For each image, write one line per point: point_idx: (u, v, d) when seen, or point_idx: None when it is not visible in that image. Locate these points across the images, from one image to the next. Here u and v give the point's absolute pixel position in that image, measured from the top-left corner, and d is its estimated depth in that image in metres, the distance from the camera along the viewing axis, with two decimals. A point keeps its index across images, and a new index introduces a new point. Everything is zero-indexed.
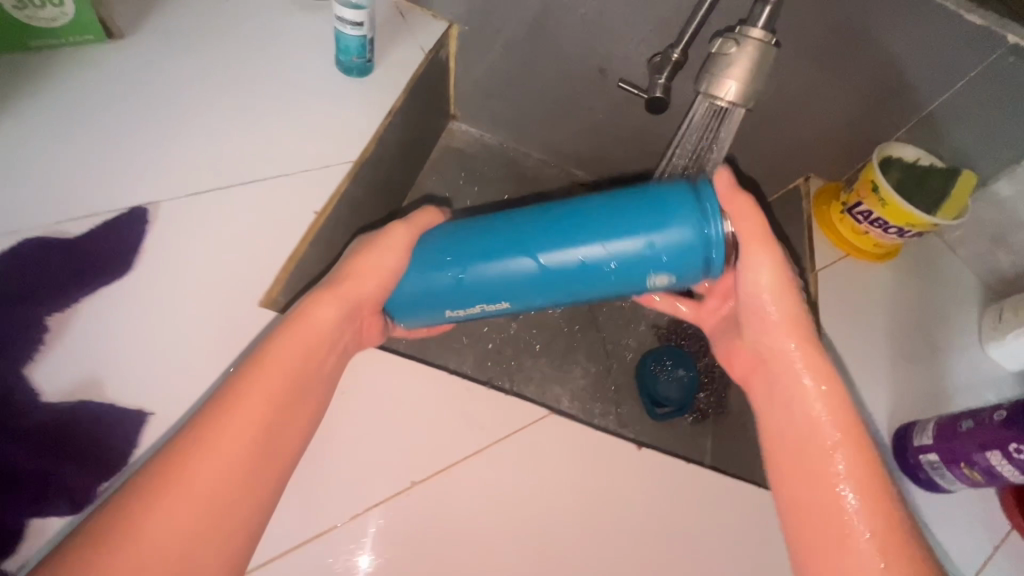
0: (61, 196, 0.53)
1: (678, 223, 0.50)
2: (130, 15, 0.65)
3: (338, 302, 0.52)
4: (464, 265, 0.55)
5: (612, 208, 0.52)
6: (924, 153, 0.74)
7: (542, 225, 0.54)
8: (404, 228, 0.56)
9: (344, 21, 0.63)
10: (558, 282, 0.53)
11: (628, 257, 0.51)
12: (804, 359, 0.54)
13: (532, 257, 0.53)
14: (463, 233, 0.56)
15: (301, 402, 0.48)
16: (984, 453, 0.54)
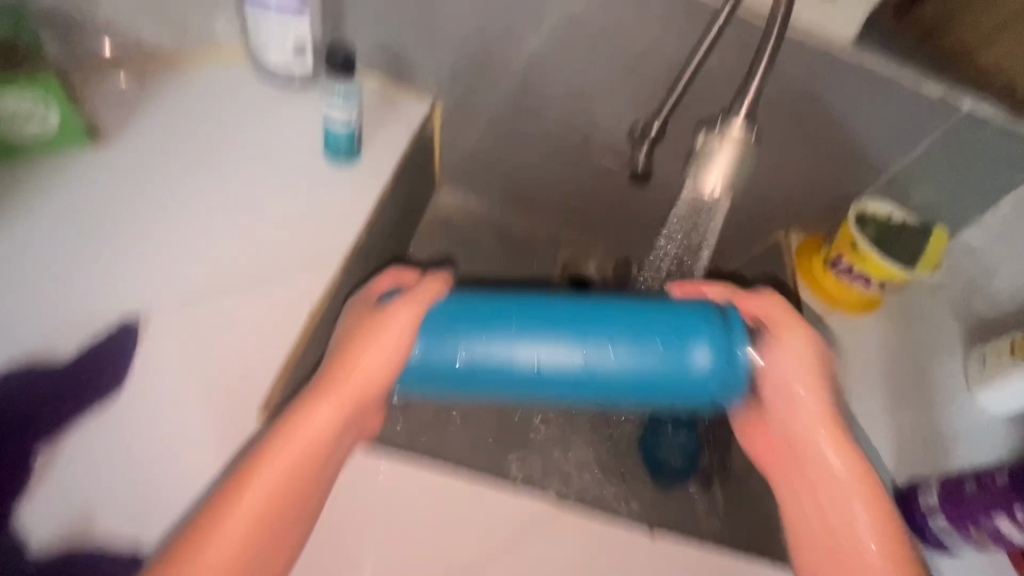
0: (54, 322, 0.54)
1: (705, 342, 0.48)
2: (117, 117, 0.66)
3: (336, 407, 0.50)
4: (473, 346, 0.49)
5: (637, 313, 0.49)
6: (895, 208, 0.77)
7: (562, 317, 0.50)
8: (408, 303, 0.51)
9: (332, 115, 0.64)
10: (576, 385, 0.49)
11: (649, 374, 0.48)
12: (831, 438, 0.53)
13: (550, 354, 0.48)
14: (475, 306, 0.51)
15: (306, 492, 0.49)
16: (992, 517, 0.55)
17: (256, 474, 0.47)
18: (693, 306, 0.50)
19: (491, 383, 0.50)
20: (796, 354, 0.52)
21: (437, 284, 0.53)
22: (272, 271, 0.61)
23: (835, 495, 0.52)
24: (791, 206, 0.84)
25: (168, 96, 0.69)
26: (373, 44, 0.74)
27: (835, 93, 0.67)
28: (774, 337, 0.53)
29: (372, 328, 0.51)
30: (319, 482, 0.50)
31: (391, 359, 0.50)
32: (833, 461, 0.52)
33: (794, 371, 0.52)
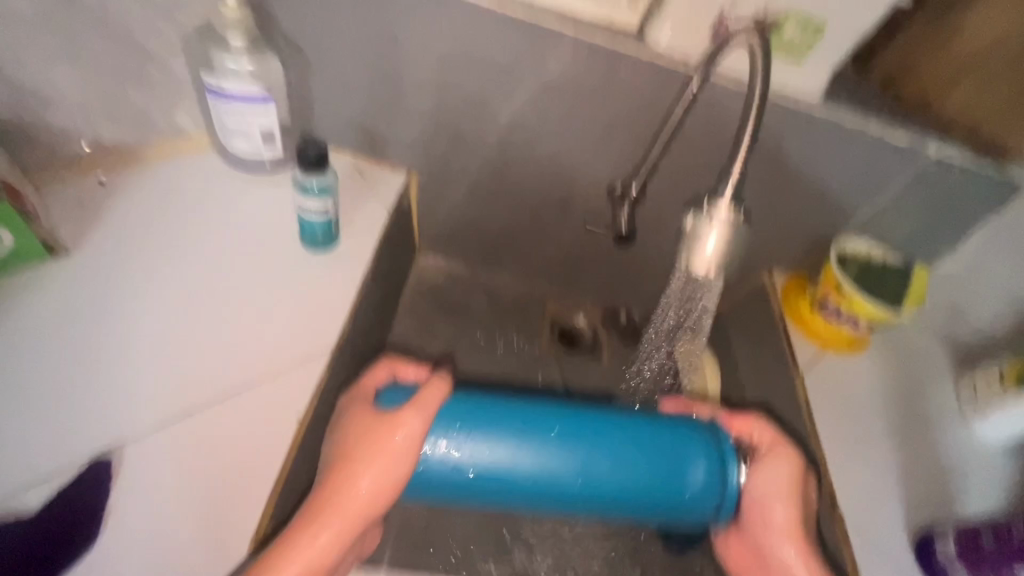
0: (20, 459, 0.50)
1: (702, 461, 0.51)
2: (76, 223, 0.63)
3: (334, 531, 0.47)
4: (504, 449, 0.48)
5: (641, 427, 0.52)
6: (874, 246, 0.79)
7: (567, 432, 0.49)
8: (416, 413, 0.48)
9: (306, 207, 0.62)
10: (577, 498, 0.49)
11: (653, 490, 0.50)
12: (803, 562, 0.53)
13: (570, 465, 0.48)
14: (487, 405, 0.50)
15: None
16: (1012, 569, 0.54)
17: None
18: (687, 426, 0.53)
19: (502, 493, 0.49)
20: (778, 486, 0.54)
21: (440, 387, 0.50)
22: (254, 376, 0.58)
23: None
24: (773, 249, 0.84)
25: (132, 195, 0.66)
26: (345, 124, 0.73)
27: (806, 146, 0.68)
28: (762, 460, 0.55)
29: (369, 444, 0.48)
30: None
31: (393, 475, 0.47)
32: None
33: (775, 488, 0.54)
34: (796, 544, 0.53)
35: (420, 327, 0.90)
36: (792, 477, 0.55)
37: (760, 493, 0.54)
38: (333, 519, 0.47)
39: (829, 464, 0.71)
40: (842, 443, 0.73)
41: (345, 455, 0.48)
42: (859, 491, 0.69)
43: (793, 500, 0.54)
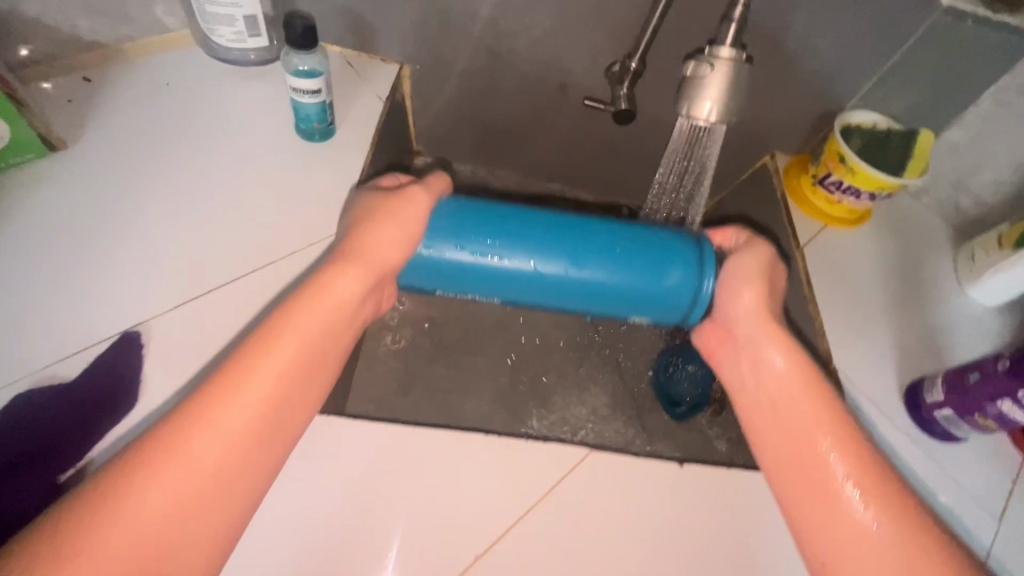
0: (50, 337, 0.52)
1: (679, 268, 0.57)
2: (69, 119, 0.62)
3: (360, 276, 0.49)
4: (486, 248, 0.55)
5: (622, 236, 0.57)
6: (880, 117, 0.77)
7: (555, 234, 0.56)
8: (425, 192, 0.54)
9: (300, 91, 0.61)
10: (548, 291, 0.57)
11: (631, 287, 0.57)
12: (772, 339, 0.52)
13: (553, 262, 0.55)
14: (477, 210, 0.56)
15: (311, 379, 0.46)
16: (994, 403, 0.57)
17: (261, 350, 0.44)
18: (664, 233, 0.58)
19: (489, 288, 0.57)
20: (750, 273, 0.56)
21: (442, 182, 0.58)
22: (263, 261, 0.59)
23: (778, 391, 0.50)
24: (776, 129, 0.83)
25: (122, 92, 0.65)
26: (331, 10, 0.70)
27: (812, 7, 0.65)
28: (740, 253, 0.57)
29: (382, 214, 0.52)
30: (322, 375, 0.47)
31: (404, 243, 0.52)
32: (777, 363, 0.51)
33: (745, 273, 0.55)
34: (766, 323, 0.53)
35: None
36: (764, 269, 0.56)
37: (734, 282, 0.56)
38: (372, 258, 0.50)
39: (826, 329, 0.73)
40: (839, 310, 0.75)
41: (355, 226, 0.53)
42: (855, 352, 0.72)
43: (761, 284, 0.55)
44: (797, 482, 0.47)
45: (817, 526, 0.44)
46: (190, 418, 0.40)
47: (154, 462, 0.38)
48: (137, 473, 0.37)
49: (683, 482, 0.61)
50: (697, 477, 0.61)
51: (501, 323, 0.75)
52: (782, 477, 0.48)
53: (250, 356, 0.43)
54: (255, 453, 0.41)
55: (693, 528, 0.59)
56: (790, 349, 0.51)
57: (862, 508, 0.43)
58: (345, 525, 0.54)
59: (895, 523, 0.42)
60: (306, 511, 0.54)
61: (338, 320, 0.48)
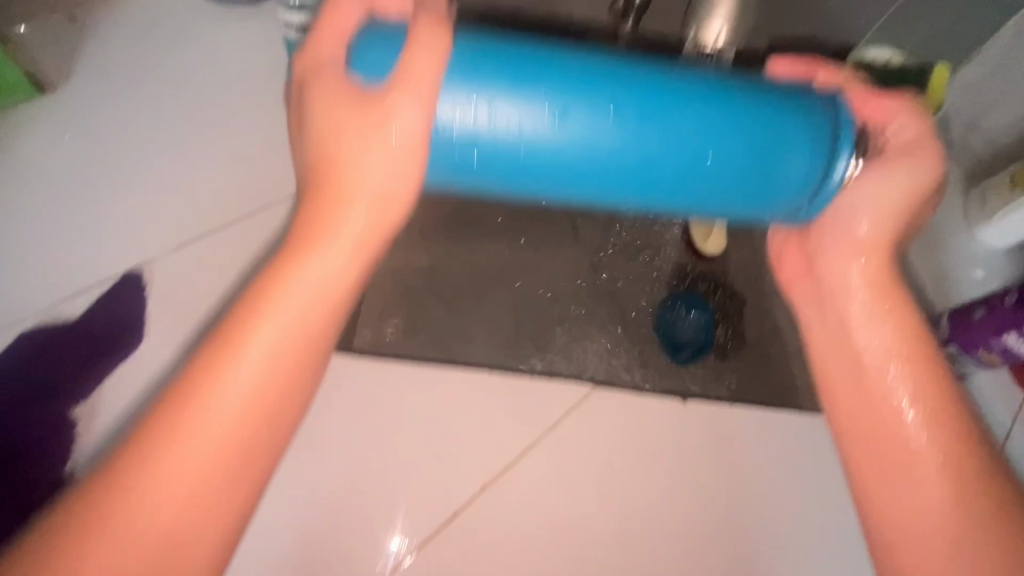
0: (51, 281, 0.52)
1: (803, 152, 0.40)
2: (57, 61, 0.60)
3: (362, 226, 0.36)
4: (534, 121, 0.38)
5: (718, 106, 0.39)
6: (897, 52, 0.73)
7: (633, 104, 0.38)
8: (425, 57, 0.36)
9: (291, 26, 0.58)
10: (616, 176, 0.39)
11: (737, 176, 0.40)
12: (871, 289, 0.40)
13: (634, 140, 0.38)
14: (514, 56, 0.39)
15: (305, 380, 0.35)
16: (1000, 336, 0.57)
17: (229, 353, 0.33)
18: (776, 99, 0.40)
19: (535, 176, 0.40)
20: (880, 199, 0.40)
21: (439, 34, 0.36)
22: (260, 205, 0.58)
23: (859, 364, 0.40)
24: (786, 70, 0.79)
25: (109, 33, 0.62)
26: None
27: None
28: (885, 155, 0.40)
29: (372, 116, 0.35)
30: (312, 372, 0.35)
31: (405, 171, 0.36)
32: (866, 323, 0.40)
33: (881, 196, 0.40)
34: (869, 270, 0.41)
35: None
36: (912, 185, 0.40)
37: (854, 193, 0.41)
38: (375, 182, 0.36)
39: None
40: None
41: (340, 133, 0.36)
42: None
43: (897, 210, 0.40)
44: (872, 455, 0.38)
45: (886, 489, 0.37)
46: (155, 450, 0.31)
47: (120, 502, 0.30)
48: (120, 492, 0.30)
49: (683, 417, 0.63)
50: (696, 412, 0.63)
51: (504, 264, 0.71)
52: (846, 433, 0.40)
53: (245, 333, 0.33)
54: (241, 481, 0.33)
55: (693, 460, 0.61)
56: (878, 297, 0.40)
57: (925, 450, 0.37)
58: (361, 458, 0.57)
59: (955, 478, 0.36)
60: (325, 446, 0.58)
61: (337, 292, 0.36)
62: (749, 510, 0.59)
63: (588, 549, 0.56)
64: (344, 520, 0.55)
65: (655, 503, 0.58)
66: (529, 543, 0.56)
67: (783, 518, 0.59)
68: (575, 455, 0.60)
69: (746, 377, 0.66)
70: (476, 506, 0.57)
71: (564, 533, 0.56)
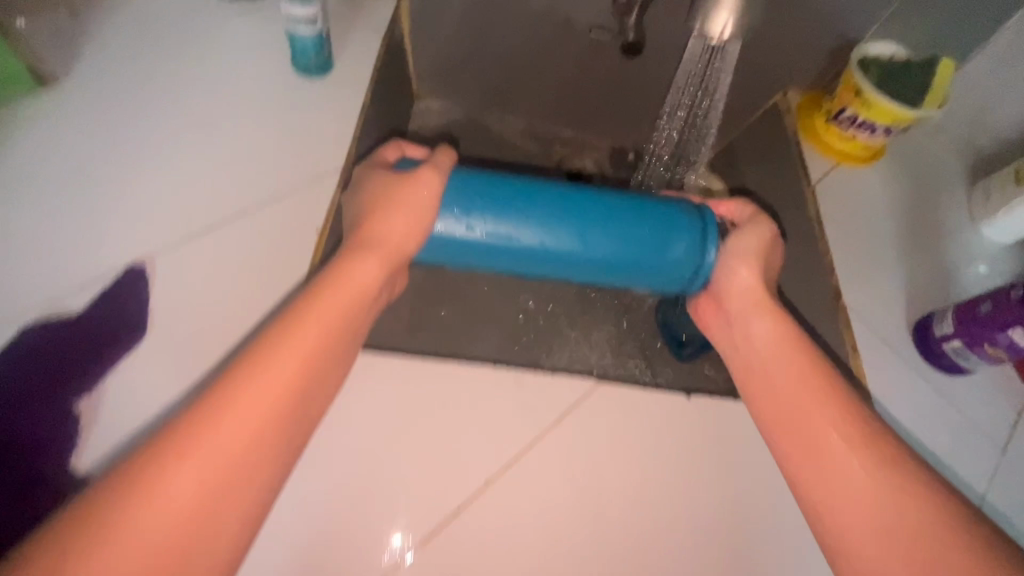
0: (53, 275, 0.52)
1: (687, 239, 0.52)
2: (58, 54, 0.60)
3: (381, 262, 0.46)
4: (499, 226, 0.49)
5: (624, 208, 0.52)
6: (899, 48, 0.74)
7: (566, 210, 0.50)
8: (430, 170, 0.48)
9: (294, 20, 0.58)
10: (562, 265, 0.51)
11: (647, 261, 0.52)
12: (760, 311, 0.50)
13: (571, 237, 0.50)
14: (482, 181, 0.51)
15: (321, 383, 0.42)
16: (1006, 332, 0.57)
17: (266, 355, 0.39)
18: (664, 201, 0.53)
19: (500, 263, 0.52)
20: (750, 250, 0.52)
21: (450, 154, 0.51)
22: (262, 201, 0.58)
23: (767, 361, 0.49)
24: (790, 65, 0.79)
25: (111, 27, 0.62)
26: None
27: None
28: (744, 230, 0.53)
29: (393, 200, 0.47)
30: (331, 372, 0.43)
31: (415, 227, 0.47)
32: (760, 332, 0.50)
33: (752, 257, 0.52)
34: (762, 312, 0.50)
35: None
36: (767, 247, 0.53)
37: (730, 257, 0.52)
38: (386, 231, 0.47)
39: (836, 266, 0.71)
40: (852, 249, 0.73)
41: (368, 203, 0.49)
42: (867, 291, 0.70)
43: (760, 265, 0.52)
44: (793, 448, 0.45)
45: (808, 477, 0.44)
46: (187, 439, 0.35)
47: (158, 481, 0.34)
48: (153, 476, 0.34)
49: (687, 413, 0.62)
50: (701, 408, 0.63)
51: None
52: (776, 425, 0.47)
53: (270, 347, 0.40)
54: (263, 466, 0.37)
55: (696, 457, 0.60)
56: (768, 313, 0.50)
57: (844, 449, 0.43)
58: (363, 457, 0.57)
59: (882, 466, 0.41)
60: (328, 444, 0.57)
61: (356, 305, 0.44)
62: (755, 505, 0.59)
63: (589, 546, 0.56)
64: (349, 517, 0.54)
65: (660, 498, 0.58)
66: (530, 541, 0.55)
67: (790, 514, 0.59)
68: (578, 452, 0.59)
69: None
70: (478, 504, 0.57)
71: (565, 530, 0.56)
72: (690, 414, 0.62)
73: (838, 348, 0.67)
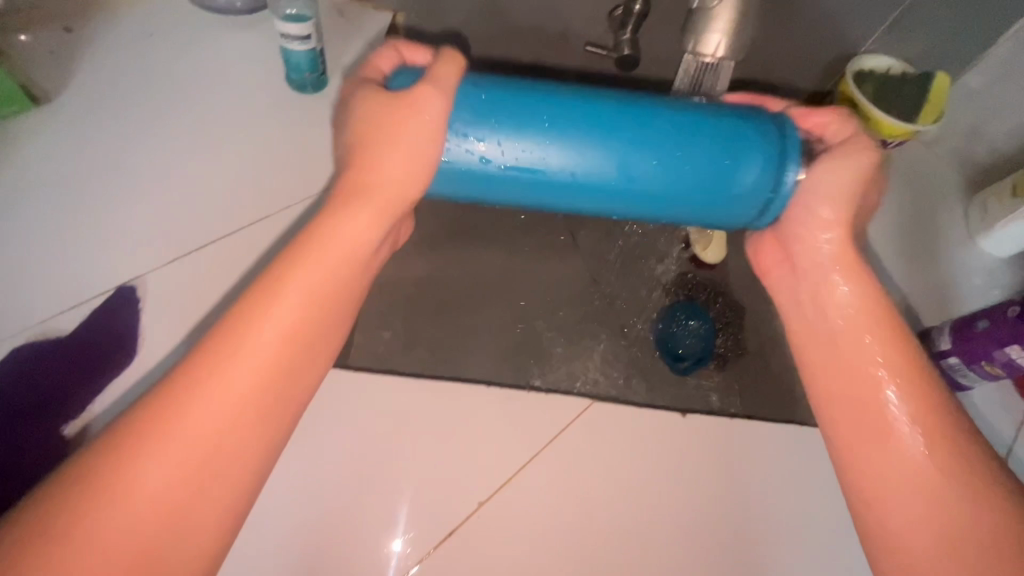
0: (44, 294, 0.52)
1: (757, 161, 0.47)
2: (52, 71, 0.60)
3: (376, 215, 0.42)
4: (526, 145, 0.46)
5: (678, 124, 0.47)
6: (896, 62, 0.74)
7: (607, 125, 0.46)
8: (432, 88, 0.43)
9: (288, 37, 0.58)
10: (596, 192, 0.47)
11: (706, 185, 0.47)
12: (844, 270, 0.44)
13: (610, 156, 0.46)
14: (508, 94, 0.47)
15: (306, 359, 0.38)
16: (1004, 349, 0.56)
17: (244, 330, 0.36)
18: (729, 115, 0.48)
19: (529, 191, 0.48)
20: (834, 187, 0.45)
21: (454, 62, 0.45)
22: (255, 218, 0.58)
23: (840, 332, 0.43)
24: (786, 79, 0.78)
25: (105, 43, 0.62)
26: None
27: None
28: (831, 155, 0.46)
29: (396, 122, 0.43)
30: (313, 360, 0.39)
31: (417, 163, 0.43)
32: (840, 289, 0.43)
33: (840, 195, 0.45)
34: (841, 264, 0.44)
35: None
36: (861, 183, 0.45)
37: (805, 191, 0.46)
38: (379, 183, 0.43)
39: None
40: None
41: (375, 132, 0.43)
42: None
43: (850, 201, 0.45)
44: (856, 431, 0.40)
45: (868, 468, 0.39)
46: (157, 422, 0.33)
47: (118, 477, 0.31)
48: (118, 465, 0.31)
49: (681, 431, 0.62)
50: (695, 427, 0.62)
51: (505, 275, 0.71)
52: (830, 398, 0.42)
53: (248, 318, 0.36)
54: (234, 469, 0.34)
55: (691, 476, 0.60)
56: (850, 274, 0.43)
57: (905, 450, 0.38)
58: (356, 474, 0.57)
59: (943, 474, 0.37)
60: (320, 461, 0.57)
61: (347, 273, 0.41)
62: (748, 523, 0.59)
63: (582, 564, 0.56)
64: (340, 534, 0.55)
65: (651, 515, 0.58)
66: (522, 560, 0.55)
67: (785, 533, 0.59)
68: (572, 470, 0.59)
69: (746, 388, 0.66)
70: (472, 524, 0.56)
71: (559, 549, 0.56)
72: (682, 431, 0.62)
73: None
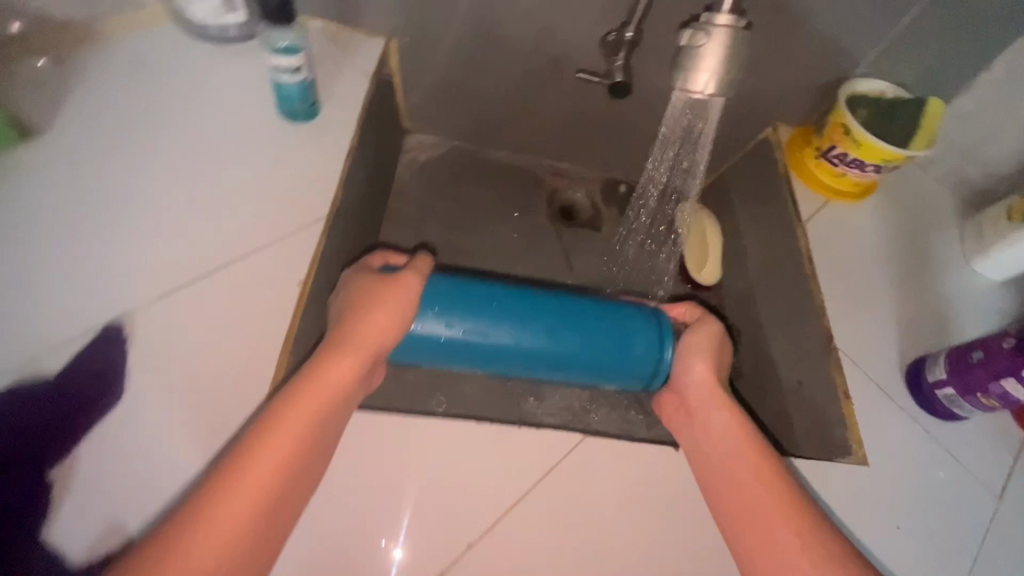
0: (27, 332, 0.51)
1: (647, 339, 0.59)
2: (41, 104, 0.60)
3: (359, 355, 0.49)
4: (472, 328, 0.54)
5: (592, 314, 0.58)
6: (888, 85, 0.74)
7: (537, 314, 0.56)
8: (414, 275, 0.52)
9: (278, 69, 0.58)
10: (534, 361, 0.56)
11: (611, 359, 0.58)
12: (721, 407, 0.56)
13: (539, 337, 0.55)
14: (462, 284, 0.56)
15: (304, 475, 0.46)
16: (999, 381, 0.57)
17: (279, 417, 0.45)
18: (626, 304, 0.61)
19: (472, 359, 0.56)
20: (703, 346, 0.60)
21: (425, 260, 0.55)
22: (244, 250, 0.57)
23: (724, 454, 0.54)
24: (778, 101, 0.79)
25: (98, 75, 0.62)
26: None
27: None
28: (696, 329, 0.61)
29: (376, 300, 0.51)
30: (330, 435, 0.48)
31: (392, 330, 0.50)
32: (721, 425, 0.56)
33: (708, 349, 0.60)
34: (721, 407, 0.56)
35: (424, 196, 0.91)
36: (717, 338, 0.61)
37: (687, 345, 0.60)
38: (362, 338, 0.50)
39: (828, 308, 0.69)
40: (846, 287, 0.71)
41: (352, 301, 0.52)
42: (860, 331, 0.69)
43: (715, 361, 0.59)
44: (752, 552, 0.50)
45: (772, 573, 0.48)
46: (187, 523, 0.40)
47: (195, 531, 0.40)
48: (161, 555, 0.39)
49: (676, 464, 0.60)
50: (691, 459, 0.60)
51: None
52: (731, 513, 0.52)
53: (263, 438, 0.44)
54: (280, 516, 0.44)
55: (685, 511, 0.58)
56: (731, 409, 0.56)
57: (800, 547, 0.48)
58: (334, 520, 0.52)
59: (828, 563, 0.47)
60: None
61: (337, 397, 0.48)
62: None
63: None
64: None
65: (653, 554, 0.56)
66: None
67: None
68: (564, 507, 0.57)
69: None
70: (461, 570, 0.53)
71: None
72: (681, 462, 0.60)
73: (831, 394, 0.65)
